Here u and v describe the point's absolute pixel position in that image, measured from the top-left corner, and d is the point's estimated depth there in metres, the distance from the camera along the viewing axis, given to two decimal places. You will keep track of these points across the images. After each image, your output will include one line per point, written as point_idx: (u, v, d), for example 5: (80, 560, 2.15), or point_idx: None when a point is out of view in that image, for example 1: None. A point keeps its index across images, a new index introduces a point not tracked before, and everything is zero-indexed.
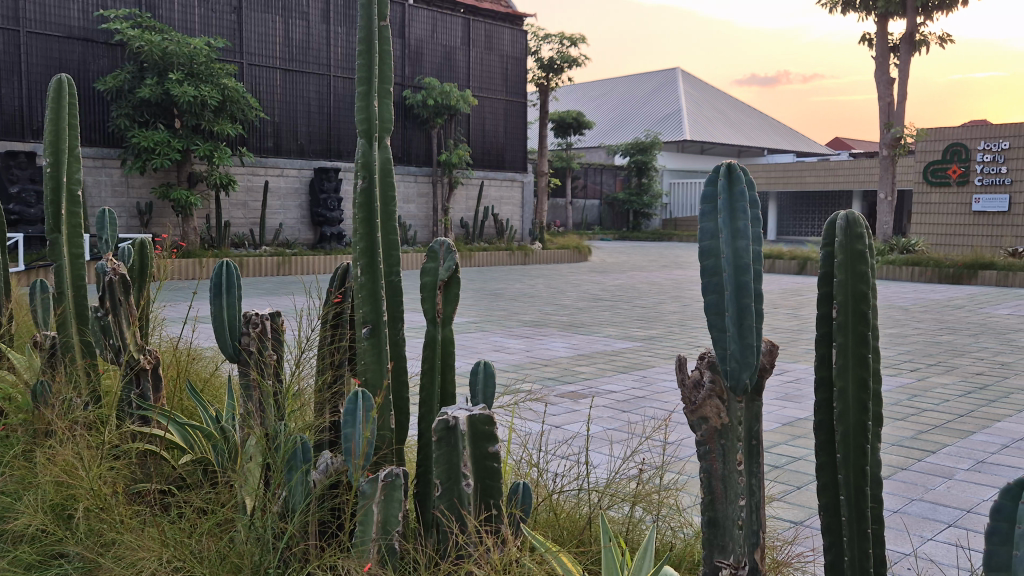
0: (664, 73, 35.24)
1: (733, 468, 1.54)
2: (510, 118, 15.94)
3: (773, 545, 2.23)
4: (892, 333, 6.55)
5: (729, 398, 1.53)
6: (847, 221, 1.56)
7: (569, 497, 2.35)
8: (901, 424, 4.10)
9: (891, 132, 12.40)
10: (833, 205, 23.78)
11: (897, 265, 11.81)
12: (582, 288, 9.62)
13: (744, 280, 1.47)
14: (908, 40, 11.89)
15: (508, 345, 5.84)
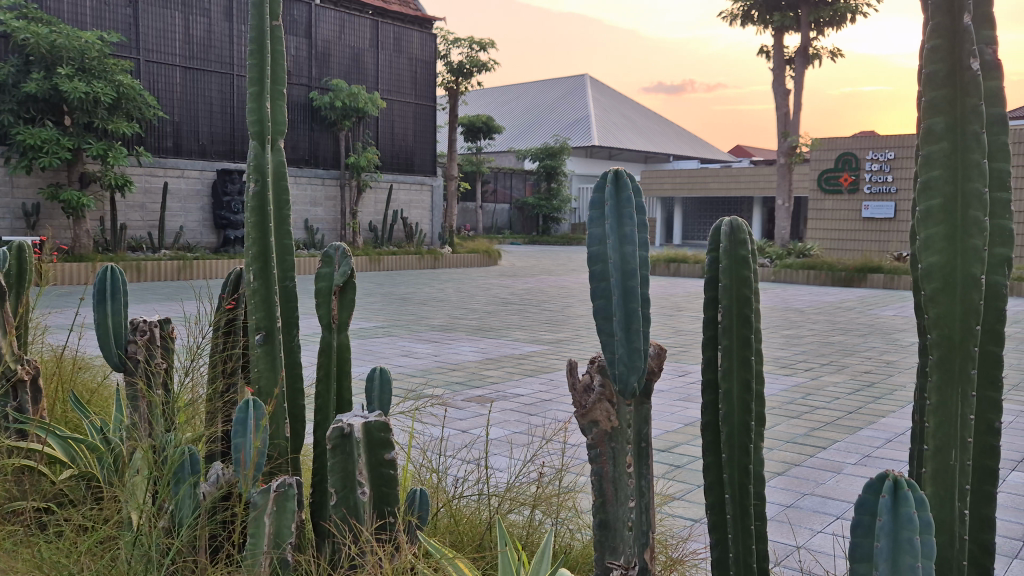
0: (573, 79, 35.76)
1: (623, 471, 1.57)
2: (419, 121, 15.87)
3: (669, 543, 2.28)
4: (788, 334, 6.80)
5: (618, 402, 1.55)
6: (731, 228, 1.60)
7: (469, 502, 2.35)
8: (796, 423, 4.25)
9: (788, 141, 12.89)
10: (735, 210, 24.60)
11: (794, 269, 12.30)
12: (491, 292, 9.65)
13: (631, 285, 1.50)
14: (803, 53, 12.38)
15: (415, 350, 5.80)
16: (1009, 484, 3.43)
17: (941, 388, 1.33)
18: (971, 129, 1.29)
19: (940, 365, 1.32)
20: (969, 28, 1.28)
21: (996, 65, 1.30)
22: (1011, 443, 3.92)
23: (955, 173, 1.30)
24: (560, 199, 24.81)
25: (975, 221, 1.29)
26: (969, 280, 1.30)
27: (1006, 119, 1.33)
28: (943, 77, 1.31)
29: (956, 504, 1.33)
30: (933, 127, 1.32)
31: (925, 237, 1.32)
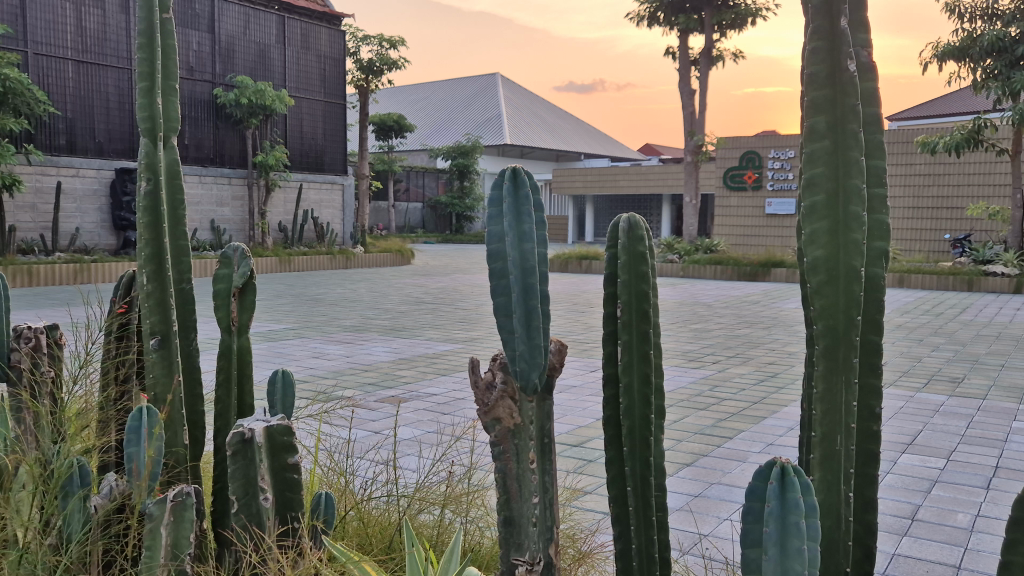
0: (485, 78, 35.81)
1: (526, 468, 1.57)
2: (329, 120, 15.60)
3: (577, 535, 2.31)
4: (696, 328, 6.98)
5: (521, 399, 1.55)
6: (629, 224, 1.63)
7: (377, 505, 2.32)
8: (704, 414, 4.37)
9: (694, 140, 13.21)
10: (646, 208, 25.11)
11: (701, 265, 12.62)
12: (404, 292, 9.57)
13: (530, 283, 1.51)
14: (706, 54, 12.71)
15: (327, 351, 5.69)
16: (899, 466, 3.61)
17: (827, 376, 1.38)
18: (850, 128, 1.34)
19: (826, 355, 1.37)
20: (846, 32, 1.34)
21: (872, 66, 1.36)
22: (902, 427, 4.13)
23: (837, 171, 1.35)
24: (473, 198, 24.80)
25: (855, 216, 1.35)
26: (850, 273, 1.35)
27: (881, 117, 1.39)
28: (824, 77, 1.36)
29: (841, 488, 1.38)
30: (815, 125, 1.36)
31: (810, 232, 1.37)
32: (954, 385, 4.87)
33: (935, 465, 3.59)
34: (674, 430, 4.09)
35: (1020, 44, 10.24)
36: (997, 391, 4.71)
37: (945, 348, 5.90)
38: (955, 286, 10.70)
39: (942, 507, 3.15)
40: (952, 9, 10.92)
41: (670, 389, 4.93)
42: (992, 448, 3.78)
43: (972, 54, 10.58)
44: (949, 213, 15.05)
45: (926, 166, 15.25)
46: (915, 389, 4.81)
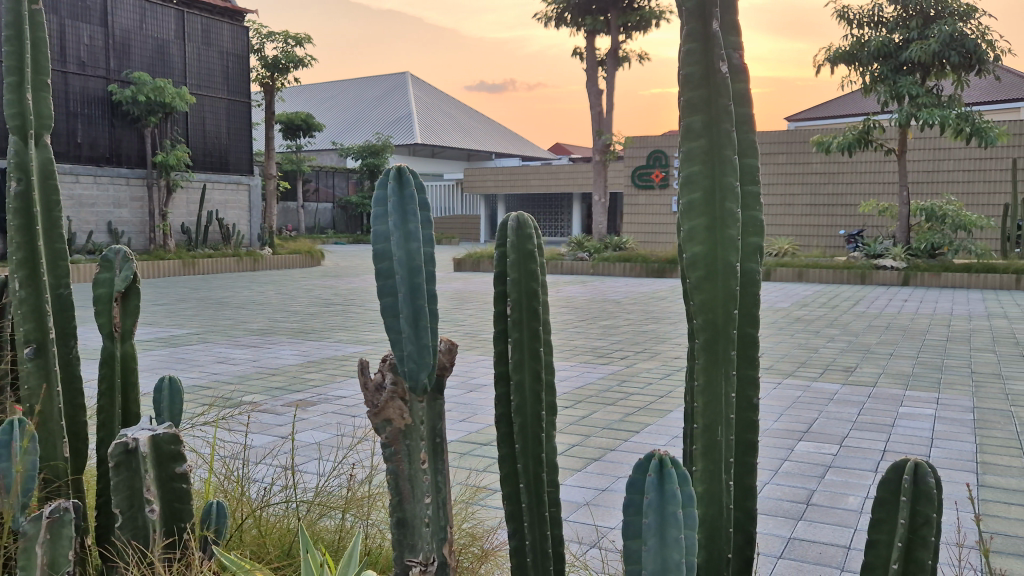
0: (395, 77, 35.51)
1: (417, 468, 1.56)
2: (233, 118, 15.19)
3: (476, 531, 2.31)
4: (606, 324, 7.09)
5: (410, 399, 1.54)
6: (517, 223, 1.65)
7: (276, 511, 2.26)
8: (611, 409, 4.44)
9: (602, 140, 13.41)
10: (557, 206, 25.34)
11: (611, 262, 12.81)
12: (312, 294, 9.41)
13: (417, 282, 1.51)
14: (613, 55, 12.91)
15: (232, 356, 5.53)
16: (796, 453, 3.75)
17: (707, 369, 1.41)
18: (723, 128, 1.38)
19: (705, 348, 1.41)
20: (717, 35, 1.38)
21: (744, 68, 1.41)
22: (799, 416, 4.30)
23: (713, 170, 1.39)
24: None
25: (731, 214, 1.38)
26: (727, 268, 1.39)
27: (753, 117, 1.44)
28: (698, 79, 1.39)
29: (723, 477, 1.42)
30: (692, 125, 1.40)
31: (688, 228, 1.40)
32: (847, 374, 5.11)
33: (829, 451, 3.75)
34: (582, 425, 4.15)
35: (904, 50, 10.80)
36: (885, 378, 4.96)
37: (839, 339, 6.17)
38: (850, 280, 11.21)
39: (834, 491, 3.29)
40: (842, 15, 11.39)
41: (579, 385, 4.99)
42: (881, 433, 3.98)
43: (860, 58, 11.09)
44: (843, 210, 15.74)
45: (821, 165, 15.91)
46: (811, 378, 5.01)
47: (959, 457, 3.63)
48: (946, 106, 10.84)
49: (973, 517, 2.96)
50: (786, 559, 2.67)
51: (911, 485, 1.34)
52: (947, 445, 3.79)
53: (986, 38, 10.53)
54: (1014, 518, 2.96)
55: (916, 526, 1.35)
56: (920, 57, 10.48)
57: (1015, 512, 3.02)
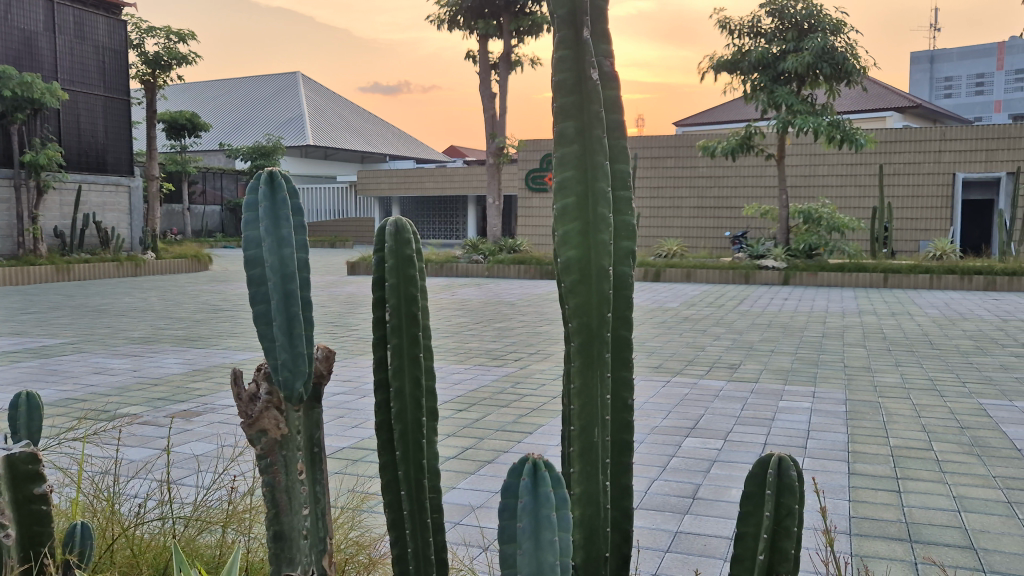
0: (287, 78, 34.72)
1: (295, 479, 1.52)
2: (111, 117, 14.51)
3: (363, 540, 2.26)
4: (500, 326, 7.14)
5: (287, 408, 1.49)
6: (395, 228, 1.65)
7: (150, 529, 2.16)
8: (505, 411, 4.47)
9: (495, 142, 13.46)
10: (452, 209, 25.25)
11: (505, 264, 12.91)
12: (200, 299, 9.09)
13: (291, 289, 1.47)
14: (505, 59, 13.00)
15: (111, 366, 5.27)
16: (683, 449, 3.87)
17: (583, 372, 1.43)
18: (595, 133, 1.41)
19: (580, 351, 1.42)
20: (587, 42, 1.41)
21: (614, 75, 1.45)
22: (686, 413, 4.43)
23: (585, 174, 1.41)
24: None
25: (603, 218, 1.41)
26: (600, 272, 1.42)
27: (624, 124, 1.48)
28: (571, 85, 1.41)
29: (600, 478, 1.45)
30: (565, 130, 1.42)
31: (563, 233, 1.42)
32: (731, 371, 5.30)
33: (714, 446, 3.88)
34: (475, 428, 4.15)
35: (781, 61, 11.32)
36: (766, 374, 5.18)
37: (724, 337, 6.40)
38: (735, 280, 11.66)
39: (718, 484, 3.41)
40: (723, 25, 11.84)
41: (474, 387, 5.00)
42: (761, 427, 4.15)
43: (741, 67, 11.61)
44: (728, 213, 16.36)
45: (707, 168, 16.53)
46: (697, 375, 5.18)
47: (832, 447, 3.83)
48: (820, 114, 11.40)
49: (843, 503, 3.13)
50: (673, 552, 2.75)
51: (774, 479, 1.40)
52: (822, 436, 3.99)
53: (854, 52, 11.16)
54: (881, 503, 3.14)
55: (780, 517, 1.41)
56: (796, 68, 10.98)
57: (881, 497, 3.21)
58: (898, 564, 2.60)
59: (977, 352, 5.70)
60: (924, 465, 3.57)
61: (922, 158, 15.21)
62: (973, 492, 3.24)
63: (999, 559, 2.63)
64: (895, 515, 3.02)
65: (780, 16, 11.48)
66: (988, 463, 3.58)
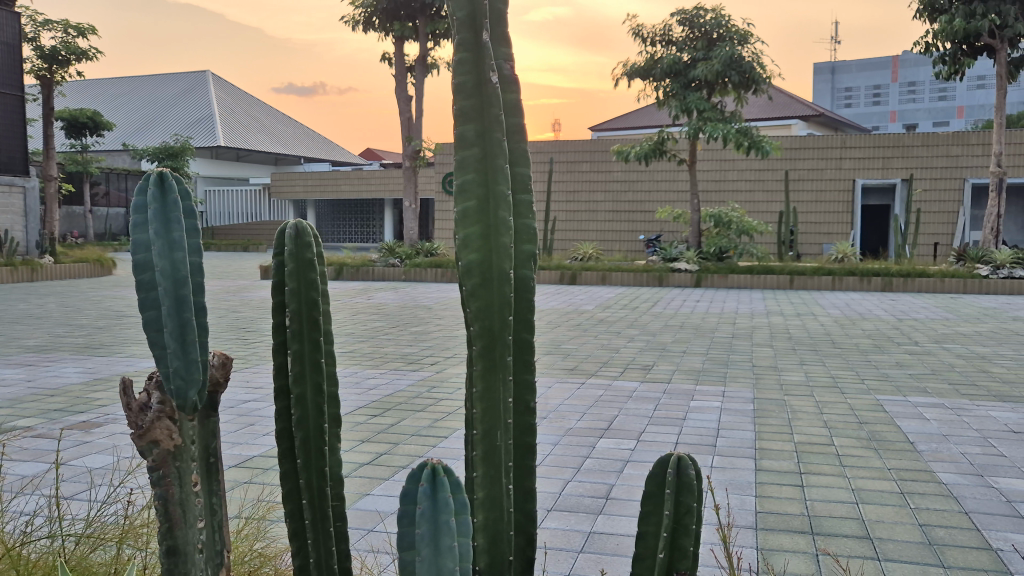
0: (196, 76, 33.74)
1: (189, 491, 1.46)
2: (3, 114, 13.78)
3: (268, 552, 2.20)
4: (416, 330, 7.09)
5: (180, 418, 1.43)
6: (295, 230, 1.62)
7: (37, 549, 2.05)
8: (420, 416, 4.43)
9: (412, 146, 13.36)
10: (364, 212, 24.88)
11: (423, 268, 12.85)
12: (102, 305, 8.72)
13: (184, 294, 1.42)
14: (421, 61, 12.91)
15: (3, 377, 4.99)
16: (597, 449, 3.92)
17: (486, 376, 1.42)
18: (494, 137, 1.42)
19: (482, 355, 1.42)
20: (487, 45, 1.41)
21: (513, 79, 1.45)
22: (601, 414, 4.49)
23: (486, 177, 1.41)
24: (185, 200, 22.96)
25: (504, 222, 1.41)
26: (501, 276, 1.42)
27: (524, 128, 1.48)
28: (471, 88, 1.41)
29: (503, 482, 1.44)
30: (465, 133, 1.41)
31: (463, 236, 1.41)
32: (644, 372, 5.40)
33: (627, 446, 3.94)
34: (391, 433, 4.10)
35: (692, 69, 11.62)
36: (678, 374, 5.30)
37: (638, 338, 6.52)
38: (648, 283, 11.90)
39: (630, 484, 3.46)
40: (637, 32, 12.06)
41: (389, 392, 4.94)
42: (673, 426, 4.23)
43: (653, 74, 11.89)
44: (642, 216, 16.68)
45: (622, 173, 16.82)
46: (611, 377, 5.26)
47: (740, 445, 3.94)
48: (728, 121, 11.75)
49: (750, 499, 3.23)
50: (587, 553, 2.77)
51: (674, 478, 1.43)
52: (732, 434, 4.10)
53: (759, 62, 11.54)
54: (785, 498, 3.24)
55: (679, 516, 1.43)
56: (706, 75, 11.30)
57: (785, 492, 3.31)
58: (799, 556, 2.69)
59: (874, 350, 5.97)
60: (825, 460, 3.71)
61: (824, 165, 15.84)
62: (869, 484, 3.39)
63: (892, 547, 2.76)
64: (797, 509, 3.12)
65: (691, 25, 11.78)
66: (884, 456, 3.74)
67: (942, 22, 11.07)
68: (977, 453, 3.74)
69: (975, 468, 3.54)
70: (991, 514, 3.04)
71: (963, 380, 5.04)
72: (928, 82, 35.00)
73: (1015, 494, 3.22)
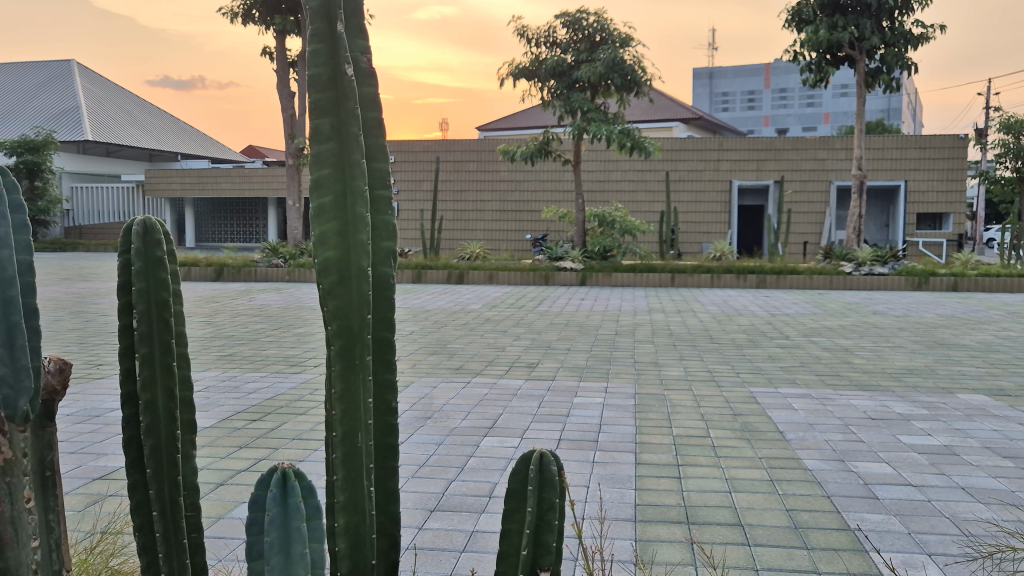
0: (59, 66, 31.82)
1: (21, 508, 1.35)
2: None
3: (125, 568, 2.06)
4: (298, 331, 6.92)
5: (10, 430, 1.33)
6: (142, 227, 1.52)
7: None
8: (302, 419, 4.31)
9: (295, 143, 13.00)
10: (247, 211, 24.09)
11: (307, 269, 12.53)
12: None
13: (11, 297, 1.32)
14: (304, 57, 12.56)
15: None
16: (481, 448, 3.91)
17: (344, 376, 1.38)
18: (352, 131, 1.38)
19: (341, 355, 1.38)
20: (342, 37, 1.37)
21: (371, 73, 1.42)
22: (486, 412, 4.49)
23: (341, 173, 1.38)
24: (48, 200, 21.26)
25: (361, 218, 1.38)
26: (359, 273, 1.38)
27: (382, 123, 1.45)
28: (326, 80, 1.37)
29: (364, 484, 1.41)
30: (320, 127, 1.37)
31: (319, 233, 1.37)
32: (529, 370, 5.44)
33: (511, 444, 3.95)
34: (270, 437, 3.98)
35: (575, 70, 11.82)
36: (563, 372, 5.37)
37: (524, 337, 6.57)
38: (535, 281, 12.00)
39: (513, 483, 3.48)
40: (521, 33, 12.17)
41: (270, 395, 4.79)
42: (556, 423, 4.28)
43: (539, 75, 12.07)
44: (528, 216, 16.87)
45: (508, 173, 16.95)
46: (497, 375, 5.27)
47: (622, 439, 4.02)
48: (611, 122, 12.03)
49: (628, 492, 3.29)
50: (468, 552, 2.76)
51: (536, 475, 1.43)
52: (613, 429, 4.19)
53: (640, 65, 11.86)
54: (662, 489, 3.33)
55: (542, 513, 1.43)
56: (590, 77, 11.51)
57: (664, 484, 3.40)
58: (676, 545, 2.76)
59: (749, 344, 6.23)
60: (702, 452, 3.83)
61: (703, 166, 16.45)
62: (742, 473, 3.52)
63: (761, 532, 2.86)
64: (674, 500, 3.21)
65: (573, 27, 11.96)
66: (755, 445, 3.90)
67: (808, 32, 11.69)
68: (839, 439, 3.95)
69: (837, 454, 3.74)
70: (850, 496, 3.21)
71: (828, 371, 5.34)
72: (796, 88, 37.19)
73: (872, 477, 3.42)
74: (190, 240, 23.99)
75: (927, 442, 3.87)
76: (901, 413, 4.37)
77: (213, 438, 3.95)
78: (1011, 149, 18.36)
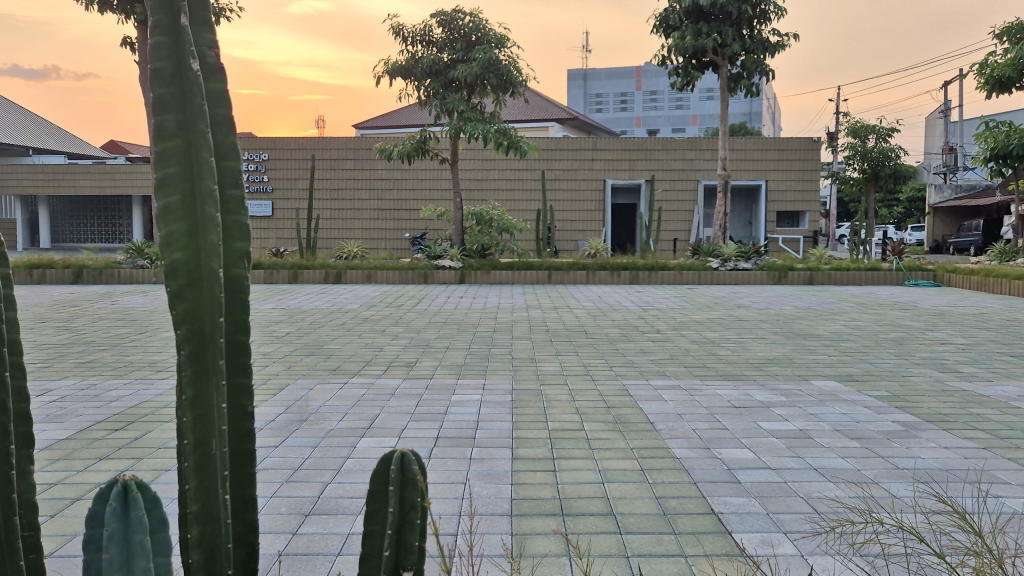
0: None
1: None
2: None
3: None
4: (164, 335, 6.61)
5: None
6: None
7: None
8: (168, 427, 4.13)
9: None
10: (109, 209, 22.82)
11: None
12: None
13: None
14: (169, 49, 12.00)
15: None
16: (357, 449, 3.86)
17: (196, 381, 1.35)
18: (198, 128, 1.34)
19: (192, 359, 1.34)
20: (186, 30, 1.33)
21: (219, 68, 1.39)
22: (363, 413, 4.44)
23: (190, 172, 1.34)
24: None
25: (210, 218, 1.34)
26: (209, 274, 1.34)
27: (231, 119, 1.42)
28: (170, 75, 1.33)
29: (219, 492, 1.37)
30: (164, 123, 1.33)
31: (165, 234, 1.32)
32: (407, 369, 5.42)
33: (389, 444, 3.94)
34: (133, 447, 3.79)
35: (451, 69, 11.82)
36: (441, 370, 5.38)
37: (402, 336, 6.54)
38: (413, 280, 11.93)
39: None
40: (396, 30, 12.08)
41: (134, 403, 4.57)
42: (434, 422, 4.28)
43: (414, 73, 11.99)
44: (407, 215, 16.82)
45: (386, 171, 16.81)
46: (374, 375, 5.23)
47: (498, 435, 4.07)
48: (488, 121, 12.12)
49: (505, 487, 3.34)
50: (344, 555, 2.73)
51: (397, 474, 1.43)
52: (490, 425, 4.23)
53: (515, 66, 12.01)
54: (537, 483, 3.39)
55: (404, 512, 1.44)
56: (465, 76, 11.57)
57: (539, 477, 3.47)
58: (551, 538, 2.81)
59: (621, 339, 6.42)
60: (576, 444, 3.93)
61: (578, 165, 16.84)
62: (614, 464, 3.64)
63: (632, 520, 2.97)
64: (549, 493, 3.27)
65: (449, 26, 11.96)
66: (627, 437, 4.03)
67: (675, 38, 12.18)
68: (705, 428, 4.14)
69: (702, 442, 3.91)
70: (714, 481, 3.37)
71: (696, 363, 5.58)
72: (666, 91, 38.58)
73: (734, 462, 3.60)
74: (46, 241, 22.50)
75: (784, 427, 4.11)
76: (761, 400, 4.63)
77: (69, 451, 3.73)
78: (858, 151, 19.71)
